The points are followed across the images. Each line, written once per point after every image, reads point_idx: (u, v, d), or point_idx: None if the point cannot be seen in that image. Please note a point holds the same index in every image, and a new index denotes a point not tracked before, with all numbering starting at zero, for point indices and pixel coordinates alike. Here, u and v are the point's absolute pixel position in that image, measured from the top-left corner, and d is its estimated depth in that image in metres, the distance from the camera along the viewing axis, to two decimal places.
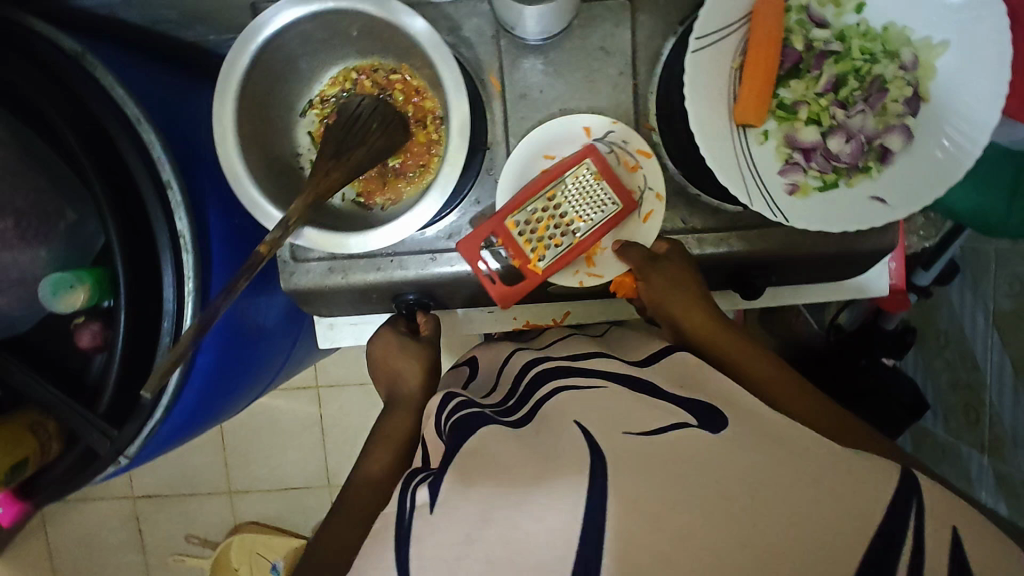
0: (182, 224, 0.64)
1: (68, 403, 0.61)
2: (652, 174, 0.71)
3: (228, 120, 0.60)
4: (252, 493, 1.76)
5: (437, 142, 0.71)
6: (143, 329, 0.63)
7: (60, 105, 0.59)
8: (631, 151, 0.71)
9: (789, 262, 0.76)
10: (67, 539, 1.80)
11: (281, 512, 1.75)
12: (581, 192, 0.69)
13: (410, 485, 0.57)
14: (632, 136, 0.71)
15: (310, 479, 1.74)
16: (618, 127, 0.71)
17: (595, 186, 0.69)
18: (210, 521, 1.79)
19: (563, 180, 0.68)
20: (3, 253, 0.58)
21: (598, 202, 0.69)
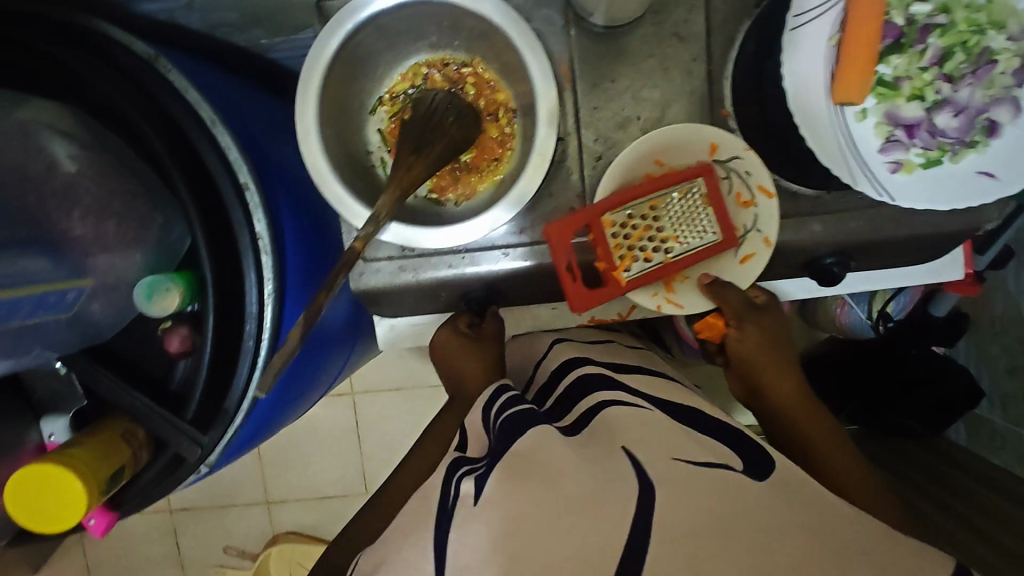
0: (261, 226, 0.61)
1: (155, 409, 0.59)
2: (765, 215, 0.67)
3: (311, 120, 0.59)
4: (290, 503, 1.75)
5: (511, 135, 0.70)
6: (229, 332, 0.62)
7: (140, 107, 0.57)
8: (750, 185, 0.67)
9: (870, 247, 0.75)
10: (104, 554, 1.78)
11: (321, 520, 1.75)
12: (685, 210, 0.66)
13: (454, 476, 0.59)
14: (757, 168, 0.66)
15: (348, 487, 1.73)
16: (748, 156, 0.66)
17: (700, 210, 0.66)
18: (248, 532, 1.77)
19: (670, 189, 0.65)
20: (101, 254, 0.59)
21: (699, 226, 0.66)
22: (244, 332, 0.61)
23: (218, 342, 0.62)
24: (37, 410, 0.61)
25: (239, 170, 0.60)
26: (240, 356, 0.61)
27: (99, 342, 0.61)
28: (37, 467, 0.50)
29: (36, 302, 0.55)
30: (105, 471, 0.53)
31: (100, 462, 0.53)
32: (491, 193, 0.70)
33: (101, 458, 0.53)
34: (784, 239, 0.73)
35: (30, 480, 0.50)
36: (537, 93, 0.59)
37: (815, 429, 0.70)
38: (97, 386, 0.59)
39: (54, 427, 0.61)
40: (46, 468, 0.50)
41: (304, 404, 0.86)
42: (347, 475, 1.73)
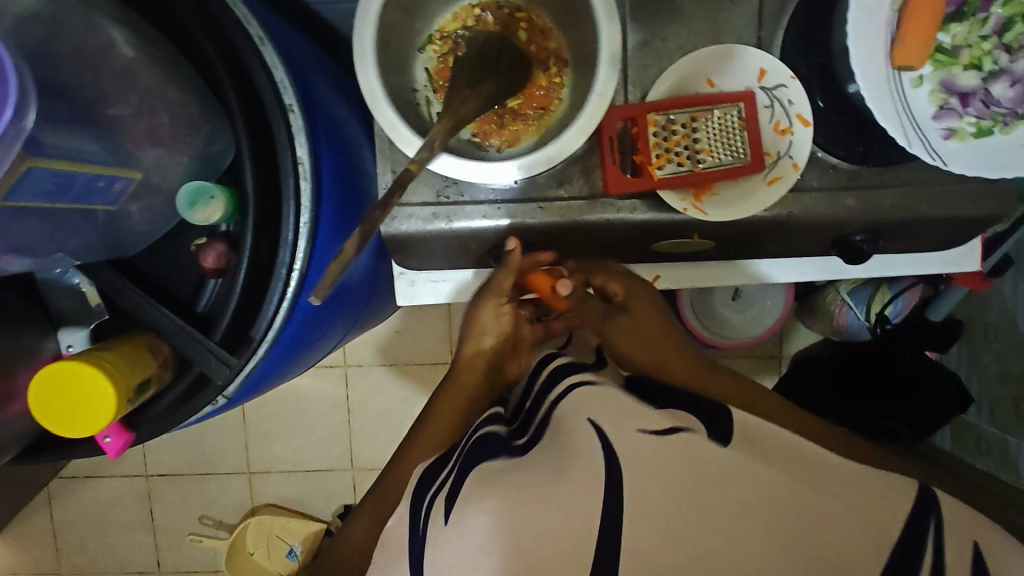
0: (302, 150, 0.58)
1: (182, 326, 0.57)
2: (799, 143, 0.67)
3: (369, 41, 0.58)
4: (273, 474, 1.69)
5: (560, 85, 0.70)
6: (266, 258, 0.59)
7: (197, 13, 0.55)
8: (790, 113, 0.67)
9: (901, 227, 0.76)
10: (74, 519, 1.70)
11: (304, 494, 1.69)
12: (724, 128, 0.67)
13: (422, 514, 0.55)
14: (800, 98, 0.67)
15: (334, 461, 1.68)
16: (793, 84, 0.66)
17: (737, 130, 0.67)
18: (227, 501, 1.70)
19: (711, 105, 0.67)
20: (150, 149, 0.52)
21: (734, 145, 0.67)
22: (277, 258, 0.58)
23: (253, 267, 0.59)
24: (54, 321, 0.58)
25: (285, 92, 0.57)
26: (271, 283, 0.58)
27: (127, 256, 0.59)
28: (66, 366, 0.47)
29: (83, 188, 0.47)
30: (133, 379, 0.51)
31: (129, 369, 0.51)
32: (536, 142, 0.70)
33: (129, 366, 0.51)
34: (819, 212, 0.74)
35: (57, 380, 0.47)
36: (600, 36, 0.58)
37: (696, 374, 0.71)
38: (122, 299, 0.56)
39: (74, 338, 0.58)
40: (77, 368, 0.48)
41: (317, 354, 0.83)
42: (333, 450, 1.68)
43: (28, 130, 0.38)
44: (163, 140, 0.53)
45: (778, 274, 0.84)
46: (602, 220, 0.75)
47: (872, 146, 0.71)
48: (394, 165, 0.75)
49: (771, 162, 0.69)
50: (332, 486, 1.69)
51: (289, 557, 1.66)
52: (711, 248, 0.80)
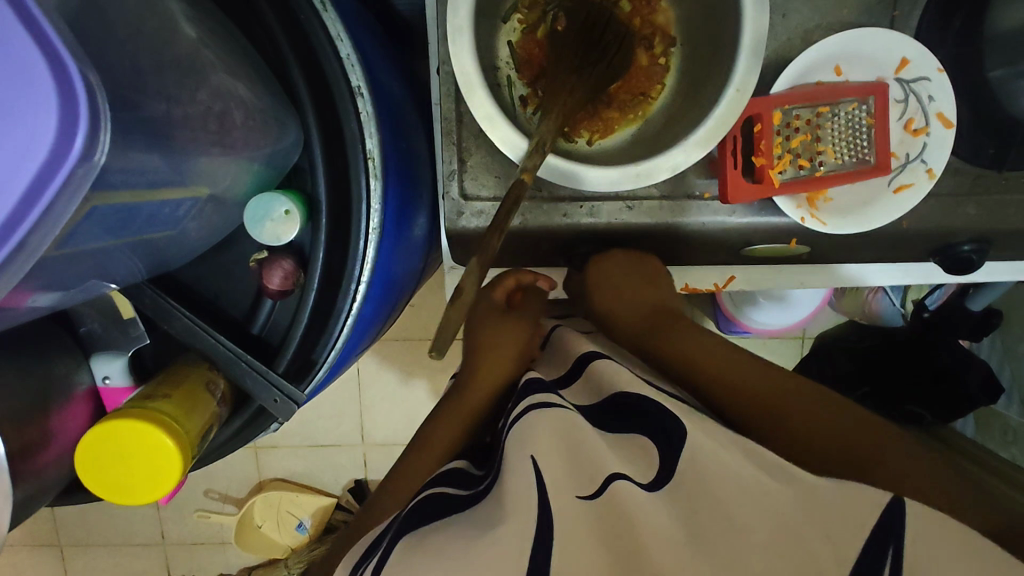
0: (374, 143, 0.47)
1: (233, 352, 0.47)
2: (935, 145, 0.60)
3: (465, 13, 0.48)
4: (279, 449, 1.35)
5: (665, 68, 0.60)
6: (335, 272, 0.49)
7: None
8: (928, 111, 0.59)
9: (1016, 236, 0.68)
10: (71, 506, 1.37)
11: (313, 470, 1.36)
12: (849, 125, 0.58)
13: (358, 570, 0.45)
14: (941, 95, 0.59)
15: (343, 438, 1.34)
16: (937, 78, 0.59)
17: (863, 129, 0.59)
18: (230, 476, 1.37)
19: (840, 98, 0.58)
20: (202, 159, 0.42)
21: (858, 145, 0.59)
22: (346, 271, 0.48)
23: (324, 280, 0.49)
24: (85, 348, 0.49)
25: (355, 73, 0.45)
26: (339, 297, 0.48)
27: (168, 271, 0.49)
28: (119, 421, 0.39)
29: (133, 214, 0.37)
30: (196, 428, 0.43)
31: (190, 420, 0.43)
32: (634, 135, 0.60)
33: (191, 413, 0.43)
34: (932, 219, 0.67)
35: (113, 436, 0.39)
36: (743, 15, 0.49)
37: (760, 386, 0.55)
38: (169, 324, 0.46)
39: (110, 369, 0.49)
40: (133, 423, 0.39)
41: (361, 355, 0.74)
42: (342, 424, 1.33)
43: (99, 163, 0.28)
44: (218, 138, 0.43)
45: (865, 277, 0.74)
46: (693, 223, 0.67)
47: (1006, 147, 0.63)
48: (459, 154, 0.64)
49: (897, 166, 0.61)
50: (341, 461, 1.36)
51: (301, 532, 1.35)
52: (805, 253, 0.72)
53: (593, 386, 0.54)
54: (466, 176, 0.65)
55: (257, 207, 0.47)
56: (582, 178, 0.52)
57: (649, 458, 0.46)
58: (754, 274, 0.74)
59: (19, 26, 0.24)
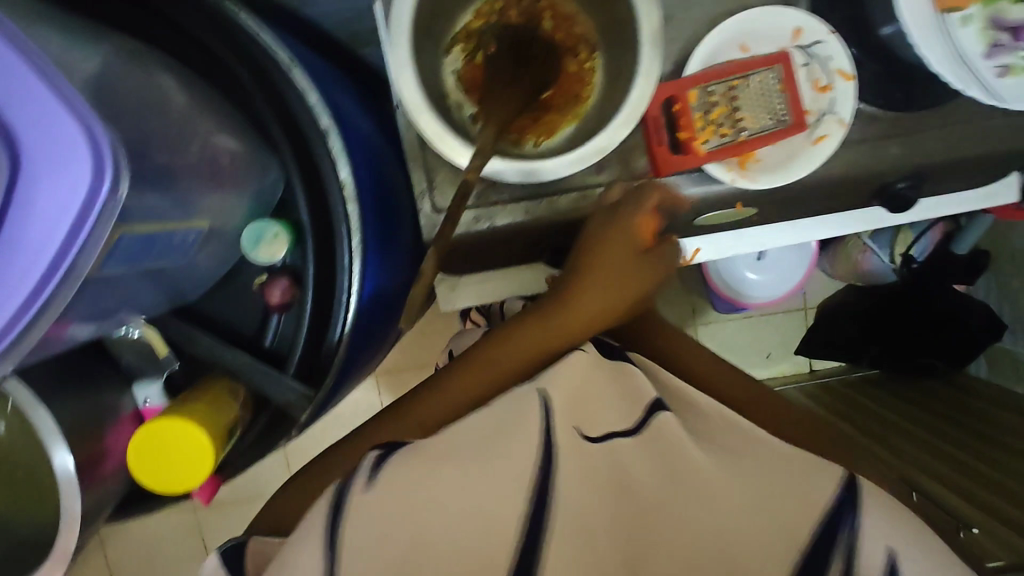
0: (345, 172, 0.55)
1: (255, 365, 0.56)
2: (842, 99, 0.66)
3: (405, 51, 0.57)
4: None
5: (591, 70, 0.69)
6: (327, 284, 0.58)
7: (225, 44, 0.53)
8: (829, 70, 0.66)
9: (941, 167, 0.74)
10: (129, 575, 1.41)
11: None
12: (762, 94, 0.66)
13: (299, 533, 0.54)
14: (839, 54, 0.66)
15: None
16: (831, 40, 0.66)
17: (776, 94, 0.66)
18: None
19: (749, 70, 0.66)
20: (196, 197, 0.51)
21: (775, 109, 0.66)
22: (337, 286, 0.56)
23: (319, 293, 0.58)
24: (125, 376, 0.58)
25: (319, 115, 0.53)
26: (335, 310, 0.56)
27: (187, 302, 0.58)
28: (164, 422, 0.47)
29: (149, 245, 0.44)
30: (225, 423, 0.51)
31: (220, 417, 0.51)
32: (574, 131, 0.68)
33: (220, 412, 0.51)
34: (860, 165, 0.73)
35: (159, 436, 0.47)
36: (638, 14, 0.57)
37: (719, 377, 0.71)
38: (194, 345, 0.55)
39: (149, 392, 0.57)
40: (177, 421, 0.47)
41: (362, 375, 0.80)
42: None
43: (121, 200, 0.37)
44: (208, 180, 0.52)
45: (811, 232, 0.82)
46: None
47: (911, 91, 0.69)
48: (428, 174, 0.73)
49: (814, 121, 0.67)
50: None
51: None
52: (754, 215, 0.80)
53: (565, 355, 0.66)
54: (435, 192, 0.73)
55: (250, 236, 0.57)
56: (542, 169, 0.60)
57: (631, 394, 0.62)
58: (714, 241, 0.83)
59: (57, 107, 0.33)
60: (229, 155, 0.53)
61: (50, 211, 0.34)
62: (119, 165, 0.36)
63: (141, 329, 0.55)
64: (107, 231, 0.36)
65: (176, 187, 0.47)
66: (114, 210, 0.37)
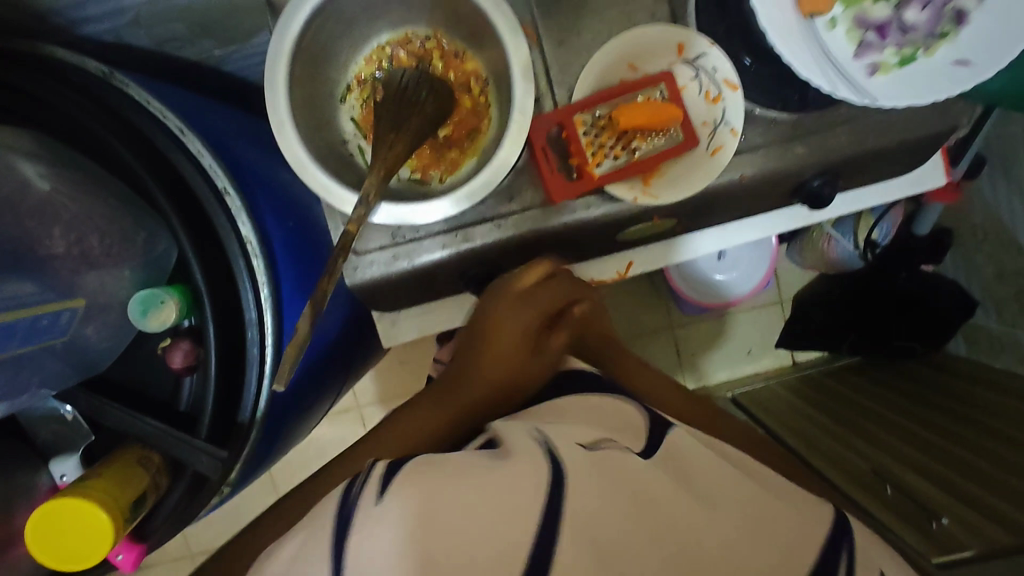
0: (247, 229, 0.60)
1: (165, 431, 0.56)
2: (733, 108, 0.67)
3: (285, 108, 0.58)
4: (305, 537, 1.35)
5: (486, 104, 0.70)
6: (233, 343, 0.59)
7: (105, 121, 0.56)
8: (717, 81, 0.67)
9: (851, 161, 0.74)
10: None
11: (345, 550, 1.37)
12: None
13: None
14: (723, 64, 0.66)
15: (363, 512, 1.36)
16: (713, 52, 0.66)
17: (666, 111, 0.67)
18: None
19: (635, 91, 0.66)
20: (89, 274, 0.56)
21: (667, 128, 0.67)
22: (246, 343, 0.59)
23: (223, 354, 0.58)
24: (43, 456, 0.58)
25: (217, 177, 0.59)
26: (246, 366, 0.59)
27: (98, 373, 0.59)
28: (54, 502, 0.48)
29: (24, 331, 0.52)
30: (127, 497, 0.51)
31: (121, 491, 0.51)
32: (475, 165, 0.69)
33: (122, 485, 0.52)
34: (769, 168, 0.73)
35: (56, 517, 0.48)
36: (507, 49, 0.58)
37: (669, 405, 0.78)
38: (104, 418, 0.56)
39: (65, 467, 0.58)
40: (70, 500, 0.48)
41: (304, 427, 0.81)
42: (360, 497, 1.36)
43: None
44: (99, 261, 0.57)
45: (734, 234, 0.85)
46: (560, 225, 0.75)
47: (807, 90, 0.70)
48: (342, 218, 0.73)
49: (710, 132, 0.68)
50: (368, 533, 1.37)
51: None
52: (675, 224, 0.80)
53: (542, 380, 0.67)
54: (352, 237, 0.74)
55: (139, 313, 0.55)
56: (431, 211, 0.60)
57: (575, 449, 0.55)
58: (645, 254, 0.86)
59: None
60: (102, 232, 0.56)
61: None
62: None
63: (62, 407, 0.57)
64: None
65: (55, 275, 0.55)
66: None
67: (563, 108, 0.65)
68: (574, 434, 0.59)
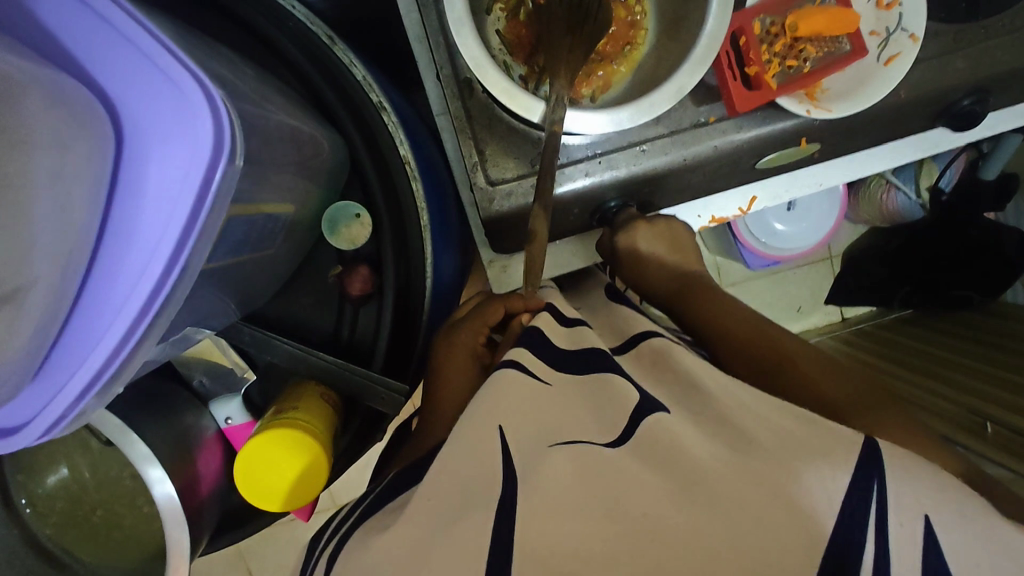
0: (405, 148, 0.52)
1: (342, 367, 0.51)
2: (911, 13, 0.63)
3: (462, 6, 0.52)
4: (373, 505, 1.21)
5: (643, 15, 0.65)
6: (404, 269, 0.54)
7: (273, 23, 0.51)
8: None
9: (1005, 79, 0.71)
10: None
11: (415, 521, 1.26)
12: None
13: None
14: None
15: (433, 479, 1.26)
16: None
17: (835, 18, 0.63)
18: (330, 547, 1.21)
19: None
20: None
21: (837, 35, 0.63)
22: (416, 270, 0.54)
23: (398, 279, 0.54)
24: (202, 398, 0.53)
25: (370, 89, 0.51)
26: (417, 296, 0.54)
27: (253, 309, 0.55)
28: (256, 441, 0.43)
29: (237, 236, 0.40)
30: (330, 429, 0.46)
31: (326, 423, 0.46)
32: (631, 83, 0.65)
33: (322, 417, 0.46)
34: (928, 85, 0.70)
35: (264, 450, 0.43)
36: None
37: (775, 347, 0.59)
38: (273, 355, 0.51)
39: (229, 410, 0.53)
40: (262, 434, 0.43)
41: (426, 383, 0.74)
42: None
43: (236, 165, 0.32)
44: None
45: (863, 166, 0.81)
46: (711, 149, 0.70)
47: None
48: (477, 147, 0.68)
49: (882, 42, 0.64)
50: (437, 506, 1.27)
51: None
52: (816, 152, 0.76)
53: (574, 335, 0.56)
54: (489, 164, 0.69)
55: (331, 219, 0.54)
56: (607, 124, 0.56)
57: (618, 414, 0.45)
58: (771, 189, 0.82)
59: (164, 59, 0.29)
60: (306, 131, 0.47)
61: (160, 193, 0.29)
62: (234, 138, 0.31)
63: (208, 342, 0.51)
64: (223, 215, 0.32)
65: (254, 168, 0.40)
66: (227, 191, 0.32)
67: (741, 13, 0.62)
68: (549, 422, 0.44)
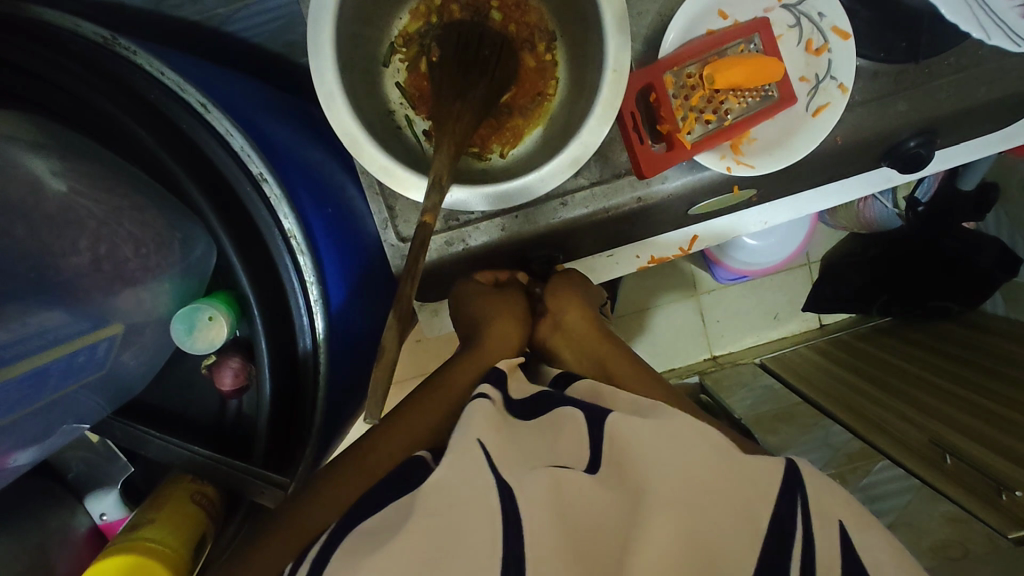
0: (290, 221, 0.52)
1: (213, 461, 0.49)
2: (841, 60, 0.59)
3: (333, 78, 0.48)
4: None
5: (554, 63, 0.60)
6: (287, 353, 0.53)
7: (128, 106, 0.47)
8: (824, 28, 0.59)
9: (952, 119, 0.66)
10: None
11: None
12: None
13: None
14: (832, 8, 0.58)
15: None
16: None
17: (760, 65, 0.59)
18: None
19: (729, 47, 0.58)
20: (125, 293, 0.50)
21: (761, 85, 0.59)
22: (299, 349, 0.53)
23: (276, 367, 0.51)
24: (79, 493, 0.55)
25: (252, 163, 0.50)
26: (303, 369, 0.54)
27: (134, 396, 0.54)
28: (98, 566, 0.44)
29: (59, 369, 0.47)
30: (184, 542, 0.47)
31: (179, 536, 0.47)
32: (542, 135, 0.60)
33: (176, 530, 0.47)
34: (866, 129, 0.65)
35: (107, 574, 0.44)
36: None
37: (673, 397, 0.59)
38: (146, 449, 0.50)
39: (104, 505, 0.54)
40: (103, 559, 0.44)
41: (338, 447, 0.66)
42: None
43: None
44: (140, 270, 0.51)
45: (807, 205, 0.76)
46: (636, 200, 0.66)
47: (916, 38, 0.62)
48: (387, 202, 0.65)
49: (811, 89, 0.60)
50: None
51: None
52: (752, 194, 0.72)
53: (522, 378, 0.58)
54: (398, 221, 0.66)
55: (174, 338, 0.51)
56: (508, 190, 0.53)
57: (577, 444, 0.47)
58: (714, 229, 0.75)
59: None
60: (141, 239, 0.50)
61: None
62: None
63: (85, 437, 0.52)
64: None
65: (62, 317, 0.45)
66: None
67: (649, 69, 0.58)
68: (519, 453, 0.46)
